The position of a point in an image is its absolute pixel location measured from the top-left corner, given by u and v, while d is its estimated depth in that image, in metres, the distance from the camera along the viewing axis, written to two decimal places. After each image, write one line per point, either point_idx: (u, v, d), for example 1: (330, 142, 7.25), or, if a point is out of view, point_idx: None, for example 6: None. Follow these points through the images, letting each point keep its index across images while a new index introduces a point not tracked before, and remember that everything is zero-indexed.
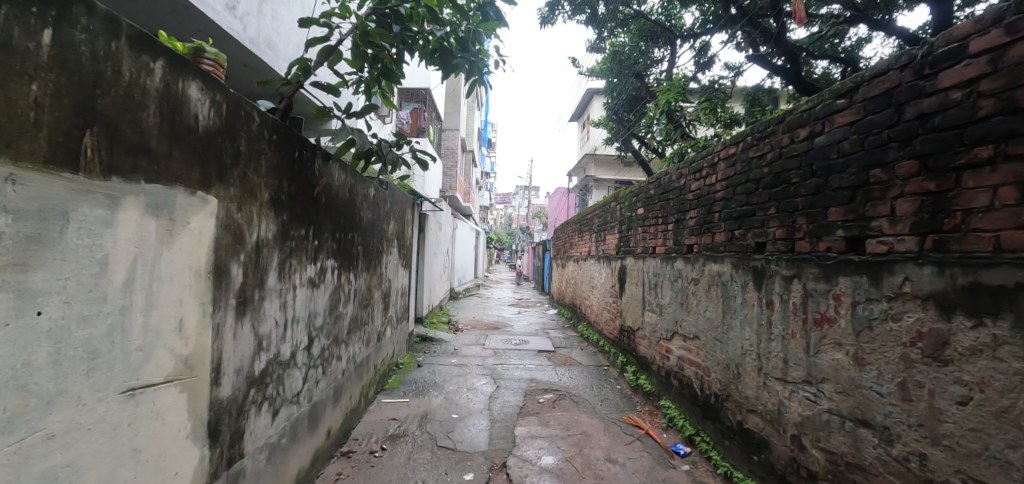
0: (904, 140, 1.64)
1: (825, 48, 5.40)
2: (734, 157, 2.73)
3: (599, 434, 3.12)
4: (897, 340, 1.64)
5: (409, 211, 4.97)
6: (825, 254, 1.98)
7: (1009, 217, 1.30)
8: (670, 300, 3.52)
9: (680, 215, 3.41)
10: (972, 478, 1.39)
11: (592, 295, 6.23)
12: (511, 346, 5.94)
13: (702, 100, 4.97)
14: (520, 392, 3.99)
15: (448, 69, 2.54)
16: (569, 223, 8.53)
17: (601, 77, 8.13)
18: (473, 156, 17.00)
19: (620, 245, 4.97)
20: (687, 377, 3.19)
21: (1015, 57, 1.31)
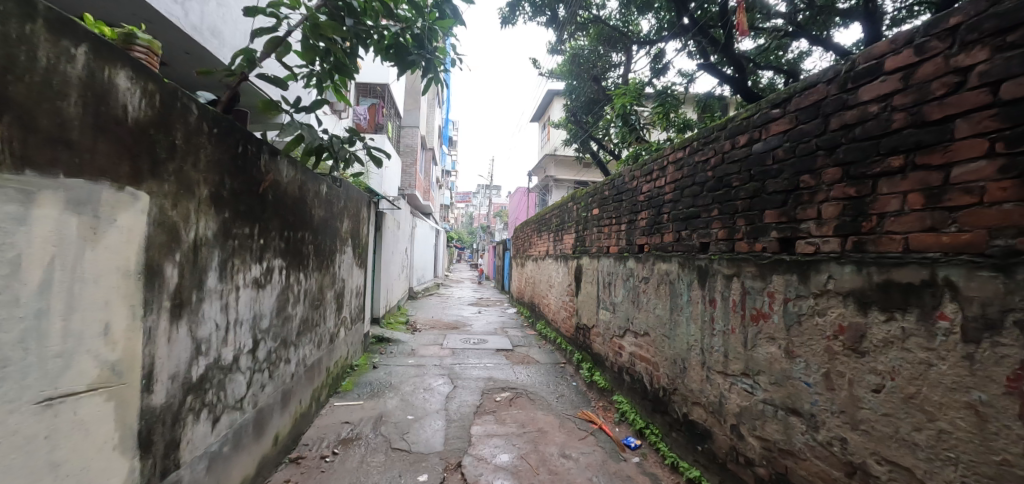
0: (830, 148, 1.77)
1: (770, 59, 5.69)
2: (682, 161, 2.84)
3: (554, 431, 3.18)
4: (822, 333, 1.77)
5: (365, 209, 4.85)
6: (761, 253, 2.10)
7: (917, 221, 1.44)
8: (622, 298, 3.63)
9: (632, 215, 3.51)
10: (885, 459, 1.52)
11: (550, 294, 6.32)
12: (469, 345, 5.92)
13: (656, 104, 5.13)
14: (477, 392, 3.99)
15: (403, 65, 2.51)
16: (528, 222, 8.60)
17: (561, 79, 8.23)
18: (433, 155, 16.75)
19: (576, 245, 5.07)
20: (637, 372, 3.30)
21: (925, 75, 1.45)
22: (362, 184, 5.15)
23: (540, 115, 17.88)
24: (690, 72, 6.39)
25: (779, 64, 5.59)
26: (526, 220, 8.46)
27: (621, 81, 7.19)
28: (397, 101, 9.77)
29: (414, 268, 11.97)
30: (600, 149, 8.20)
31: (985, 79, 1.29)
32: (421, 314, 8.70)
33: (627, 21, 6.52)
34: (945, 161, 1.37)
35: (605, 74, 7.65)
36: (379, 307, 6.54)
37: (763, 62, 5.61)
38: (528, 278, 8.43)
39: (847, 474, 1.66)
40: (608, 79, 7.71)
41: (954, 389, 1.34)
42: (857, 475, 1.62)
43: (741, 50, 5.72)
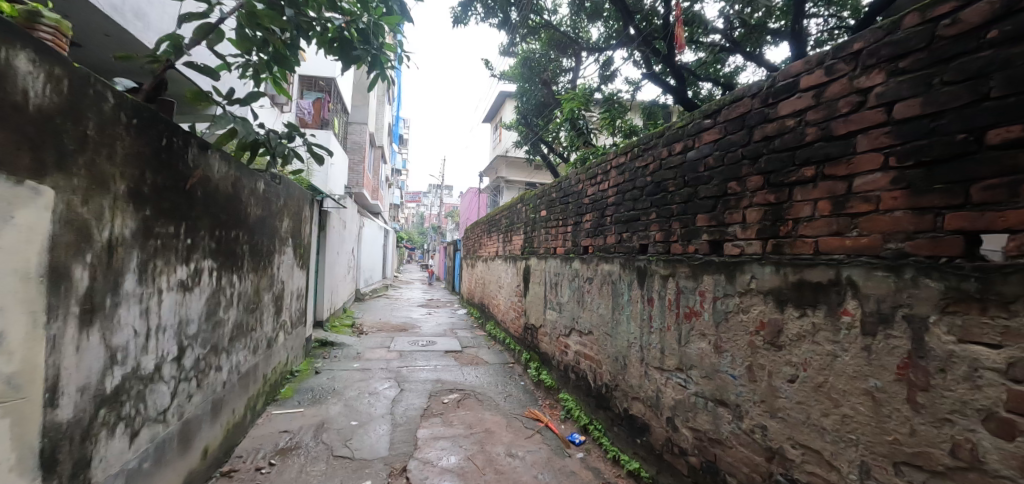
0: (754, 158, 1.91)
1: (710, 72, 6.04)
2: (623, 166, 2.95)
3: (501, 430, 3.19)
4: (746, 329, 1.92)
5: (307, 208, 4.64)
6: (694, 255, 2.24)
7: (825, 226, 1.60)
8: (568, 298, 3.72)
9: (578, 217, 3.60)
10: (799, 443, 1.67)
11: (499, 295, 6.35)
12: (417, 348, 5.83)
13: (603, 110, 5.30)
14: (424, 394, 3.93)
15: (349, 60, 2.45)
16: (478, 222, 8.59)
17: (513, 81, 8.30)
18: (382, 152, 16.26)
19: (525, 245, 5.12)
20: (582, 370, 3.39)
21: (833, 94, 1.60)
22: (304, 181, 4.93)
23: (493, 116, 17.90)
24: (636, 80, 6.67)
25: (717, 76, 5.96)
26: (477, 220, 8.44)
27: (570, 85, 7.36)
28: (344, 96, 9.42)
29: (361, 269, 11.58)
30: (551, 152, 8.35)
31: (882, 99, 1.45)
32: (368, 316, 8.44)
33: (577, 27, 6.69)
34: (848, 172, 1.54)
35: (555, 79, 7.81)
36: (323, 310, 6.28)
37: (703, 74, 5.95)
38: (479, 279, 8.42)
39: (767, 458, 1.79)
40: (559, 83, 7.87)
41: (854, 377, 1.49)
42: (775, 459, 1.76)
43: (683, 61, 6.04)
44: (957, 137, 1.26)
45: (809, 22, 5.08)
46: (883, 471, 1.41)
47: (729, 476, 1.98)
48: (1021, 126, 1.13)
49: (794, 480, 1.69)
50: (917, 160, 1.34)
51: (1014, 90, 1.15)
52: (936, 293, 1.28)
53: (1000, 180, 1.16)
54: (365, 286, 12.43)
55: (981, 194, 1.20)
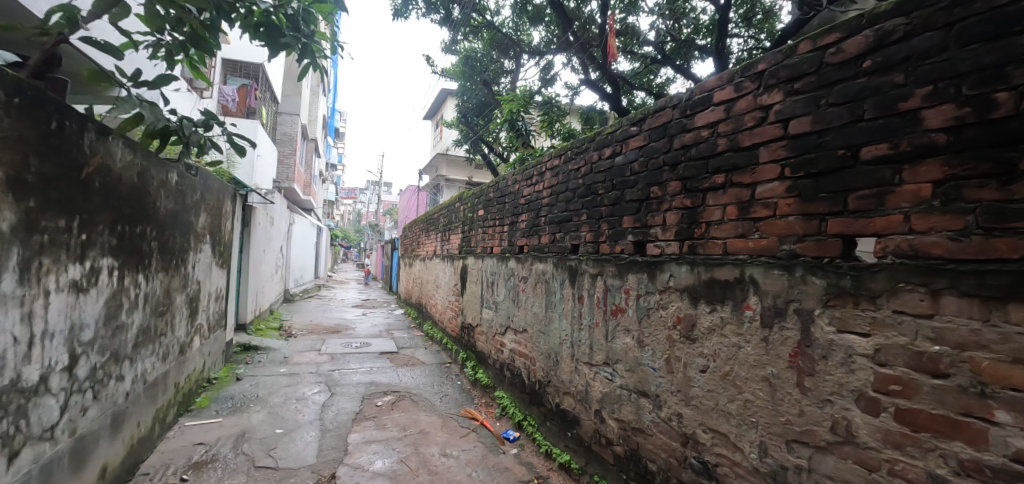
0: (673, 165, 2.05)
1: (644, 81, 6.40)
2: (557, 168, 3.04)
3: (436, 431, 3.17)
4: (665, 324, 2.05)
5: (228, 202, 4.30)
6: (620, 255, 2.36)
7: (732, 229, 1.76)
8: (504, 297, 3.76)
9: (514, 217, 3.66)
10: (709, 428, 1.82)
11: (437, 294, 6.29)
12: (350, 350, 5.62)
13: (541, 113, 5.42)
14: (357, 398, 3.80)
15: (275, 47, 2.32)
16: (417, 221, 8.44)
17: (454, 79, 8.24)
18: (315, 145, 15.42)
19: (463, 245, 5.10)
20: (517, 367, 3.45)
21: (740, 109, 1.77)
22: (224, 174, 4.57)
23: (435, 113, 17.64)
24: (575, 86, 6.90)
25: (650, 86, 6.32)
26: (416, 218, 8.27)
27: (511, 87, 7.44)
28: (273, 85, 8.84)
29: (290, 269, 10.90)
30: (491, 152, 8.38)
31: (780, 116, 1.62)
32: (297, 318, 7.99)
33: (519, 29, 6.77)
34: (752, 180, 1.70)
35: (496, 79, 7.85)
36: (247, 312, 5.85)
37: (638, 83, 6.29)
38: (416, 279, 8.28)
39: (682, 443, 1.94)
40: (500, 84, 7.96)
41: (755, 365, 1.65)
42: (689, 444, 1.90)
43: (620, 70, 6.34)
44: (838, 153, 1.44)
45: (730, 42, 5.55)
46: (778, 449, 1.57)
47: (650, 462, 2.11)
48: (888, 145, 1.31)
49: (704, 462, 1.84)
50: (807, 172, 1.52)
51: (883, 114, 1.34)
52: (821, 290, 1.46)
53: (871, 191, 1.35)
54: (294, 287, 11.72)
55: (856, 203, 1.39)
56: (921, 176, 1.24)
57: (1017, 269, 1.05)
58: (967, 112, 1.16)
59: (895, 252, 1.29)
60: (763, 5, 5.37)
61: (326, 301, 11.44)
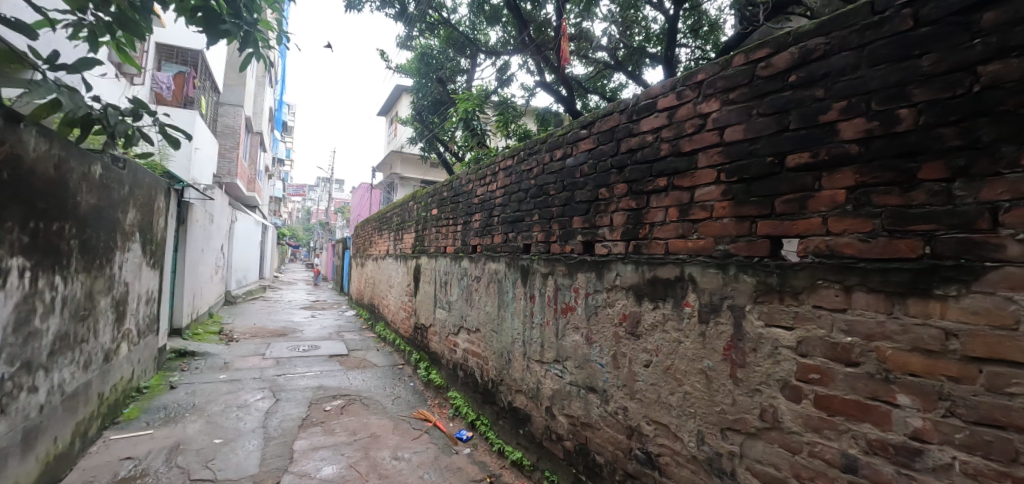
0: (620, 168, 2.13)
1: (598, 85, 6.58)
2: (510, 169, 3.06)
3: (388, 434, 3.11)
4: (611, 321, 2.13)
5: (160, 198, 4.00)
6: (569, 254, 2.41)
7: (673, 229, 1.85)
8: (457, 297, 3.75)
9: (467, 217, 3.65)
10: (652, 419, 1.90)
11: (389, 295, 6.17)
12: (297, 353, 5.40)
13: (497, 113, 5.44)
14: (304, 403, 3.65)
15: (215, 34, 2.18)
16: (369, 219, 8.22)
17: (410, 76, 8.13)
18: (259, 139, 14.62)
19: (416, 244, 5.03)
20: (469, 367, 3.45)
21: (681, 116, 1.86)
22: (157, 168, 4.24)
23: (390, 109, 17.23)
24: (531, 88, 6.99)
25: (604, 90, 6.52)
26: (368, 217, 8.07)
27: (466, 86, 7.41)
28: (213, 73, 8.30)
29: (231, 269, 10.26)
30: (446, 150, 8.31)
31: (717, 124, 1.72)
32: (240, 322, 7.56)
33: (475, 29, 6.76)
34: (691, 184, 1.79)
35: (452, 78, 7.79)
36: (182, 316, 5.46)
37: (592, 87, 6.46)
38: (368, 278, 8.07)
39: (627, 436, 2.02)
40: (455, 82, 7.90)
41: (693, 359, 1.75)
42: (634, 436, 1.99)
43: (575, 73, 6.49)
44: (767, 160, 1.55)
45: (678, 52, 5.82)
46: (714, 437, 1.67)
47: (597, 455, 2.18)
48: (810, 153, 1.43)
49: (647, 452, 1.92)
50: (740, 176, 1.62)
51: (805, 125, 1.45)
52: (751, 287, 1.56)
53: (795, 196, 1.47)
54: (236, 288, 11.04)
55: (781, 206, 1.50)
56: (837, 182, 1.36)
57: (915, 267, 1.18)
58: (876, 126, 1.28)
59: (815, 252, 1.41)
60: (708, 18, 5.68)
61: (271, 303, 10.89)
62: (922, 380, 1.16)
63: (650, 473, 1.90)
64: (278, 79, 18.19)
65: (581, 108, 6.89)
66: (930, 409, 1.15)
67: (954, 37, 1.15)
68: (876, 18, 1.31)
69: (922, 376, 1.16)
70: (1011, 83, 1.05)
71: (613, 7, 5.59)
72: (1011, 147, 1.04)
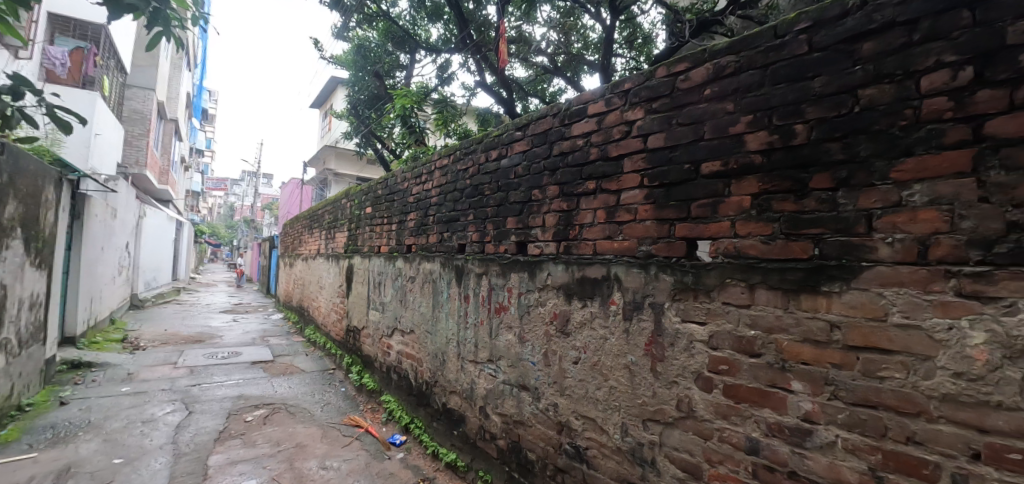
0: (553, 170, 2.18)
1: (539, 89, 6.73)
2: (446, 168, 3.03)
3: (315, 443, 2.97)
4: (543, 320, 2.18)
5: (48, 189, 3.54)
6: (503, 254, 2.44)
7: (601, 231, 1.92)
8: (390, 298, 3.66)
9: (402, 216, 3.57)
10: (580, 414, 1.97)
11: (320, 296, 5.88)
12: (214, 361, 5.01)
13: (436, 111, 5.38)
14: (221, 415, 3.39)
15: (118, 9, 1.97)
16: (299, 217, 7.80)
17: (345, 68, 7.85)
18: (173, 126, 13.39)
19: (348, 244, 4.86)
20: (404, 370, 3.38)
21: (610, 122, 1.94)
22: (44, 155, 3.83)
23: (324, 101, 16.51)
24: (471, 87, 6.99)
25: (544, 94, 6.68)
26: (298, 214, 7.65)
27: (404, 82, 7.22)
28: (117, 52, 7.47)
29: (138, 270, 9.24)
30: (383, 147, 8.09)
31: (641, 131, 1.81)
32: (149, 328, 6.86)
33: (416, 24, 6.66)
34: (618, 187, 1.88)
35: (390, 72, 7.59)
36: (76, 322, 4.85)
37: (532, 90, 6.60)
38: (297, 279, 7.66)
39: (558, 431, 2.07)
40: (394, 78, 7.76)
41: (618, 354, 1.83)
42: (564, 431, 2.04)
43: (516, 76, 6.58)
44: (685, 167, 1.65)
45: (613, 60, 6.08)
46: (636, 428, 1.76)
47: (529, 452, 2.22)
48: (721, 162, 1.55)
49: (576, 446, 1.99)
50: (661, 182, 1.72)
51: (718, 136, 1.57)
52: (670, 285, 1.66)
53: (708, 201, 1.58)
54: (143, 291, 9.95)
55: (696, 210, 1.61)
56: (743, 189, 1.48)
57: (806, 266, 1.31)
58: (776, 139, 1.41)
59: (724, 253, 1.52)
60: (642, 31, 5.97)
61: (186, 308, 9.96)
62: (812, 368, 1.30)
63: (578, 466, 1.97)
64: (199, 63, 16.71)
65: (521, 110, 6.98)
66: (818, 393, 1.28)
67: (840, 62, 1.29)
68: (778, 41, 1.44)
69: (812, 364, 1.30)
70: (883, 106, 1.20)
71: (554, 14, 5.74)
72: (883, 162, 1.19)
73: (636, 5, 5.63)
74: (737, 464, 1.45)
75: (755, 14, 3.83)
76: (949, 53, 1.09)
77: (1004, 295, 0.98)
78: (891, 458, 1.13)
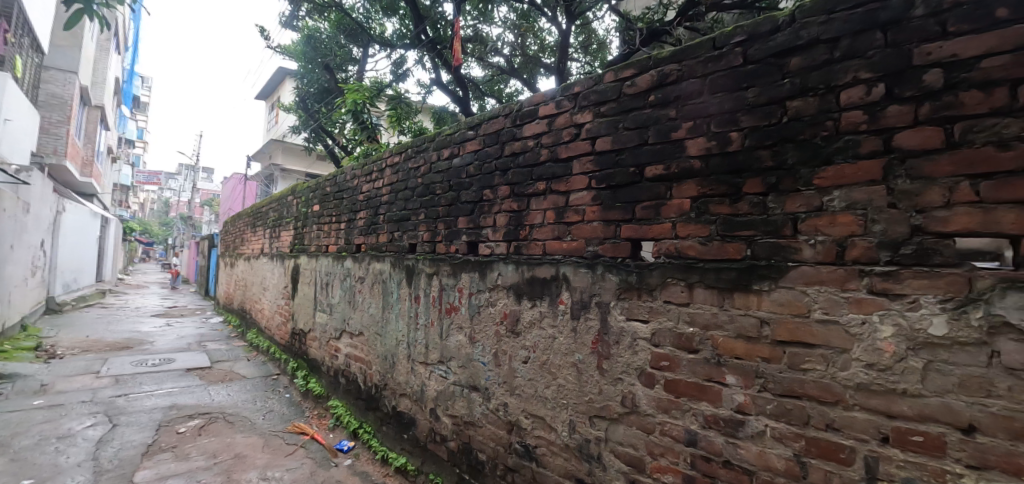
0: (504, 170, 2.19)
1: (495, 89, 6.74)
2: (397, 166, 2.97)
3: (255, 453, 2.83)
4: (493, 320, 2.18)
5: None
6: (454, 254, 2.42)
7: (551, 231, 1.95)
8: (339, 299, 3.55)
9: (351, 215, 3.47)
10: (530, 413, 1.99)
11: (264, 297, 5.61)
12: (143, 369, 4.67)
13: (389, 108, 5.27)
14: (150, 427, 3.16)
15: None
16: (242, 214, 7.40)
17: (294, 58, 7.54)
18: (98, 114, 12.34)
19: (294, 243, 4.66)
20: (352, 373, 3.29)
21: (560, 124, 1.97)
22: None
23: (271, 93, 15.80)
24: (427, 84, 6.90)
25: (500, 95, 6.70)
26: (241, 212, 7.26)
27: (357, 77, 7.02)
28: (31, 30, 6.78)
29: (55, 270, 8.41)
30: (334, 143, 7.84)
31: (590, 134, 1.85)
32: (68, 335, 6.27)
33: (370, 17, 6.51)
34: (567, 188, 1.91)
35: (342, 66, 7.37)
36: None
37: (489, 90, 6.60)
38: (239, 280, 7.27)
39: (508, 431, 2.08)
40: (346, 72, 7.53)
41: (566, 353, 1.86)
42: (514, 430, 2.05)
43: (473, 75, 6.57)
44: (630, 170, 1.70)
45: (569, 64, 6.19)
46: (583, 425, 1.79)
47: (479, 452, 2.21)
48: (663, 166, 1.60)
49: (525, 445, 2.00)
50: (607, 184, 1.76)
51: (661, 141, 1.62)
52: (615, 285, 1.71)
53: (651, 203, 1.63)
54: (61, 294, 9.05)
55: (640, 212, 1.66)
56: (683, 193, 1.55)
57: (739, 266, 1.39)
58: (714, 145, 1.48)
59: (665, 253, 1.58)
60: (596, 37, 6.11)
61: (112, 312, 9.18)
62: (745, 362, 1.37)
63: (528, 464, 1.98)
64: (131, 47, 15.51)
65: (477, 110, 6.96)
66: (749, 386, 1.35)
67: (771, 75, 1.37)
68: (716, 52, 1.51)
69: (744, 358, 1.37)
70: (808, 117, 1.28)
71: (510, 15, 5.79)
72: (807, 169, 1.27)
73: (591, 12, 5.77)
74: (677, 455, 1.51)
75: (699, 26, 4.03)
76: (865, 71, 1.19)
77: (908, 292, 1.08)
78: (813, 444, 1.22)
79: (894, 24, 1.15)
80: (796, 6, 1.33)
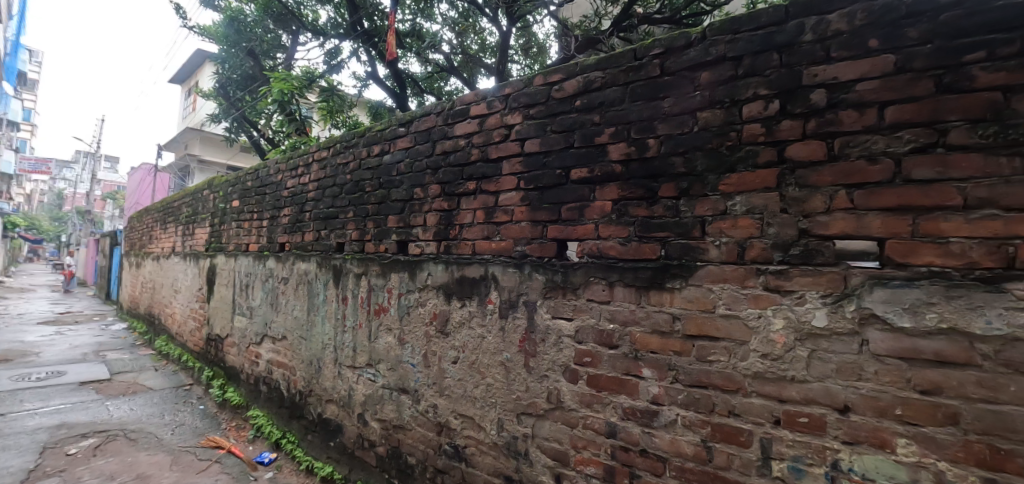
0: (435, 169, 2.17)
1: (434, 87, 6.68)
2: (325, 161, 2.86)
3: (161, 471, 2.61)
4: (423, 321, 2.16)
5: None
6: (384, 254, 2.37)
7: (481, 231, 1.97)
8: (260, 302, 3.36)
9: (275, 212, 3.29)
10: (459, 413, 1.99)
11: (175, 301, 5.16)
12: (25, 385, 4.13)
13: (320, 100, 5.07)
14: (32, 450, 2.81)
15: None
16: (152, 209, 6.75)
17: (214, 41, 7.02)
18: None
19: (211, 241, 4.34)
20: (274, 380, 3.12)
21: (490, 125, 1.99)
22: None
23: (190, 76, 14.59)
24: (362, 77, 6.69)
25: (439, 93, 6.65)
26: (150, 206, 6.64)
27: (286, 65, 6.67)
28: None
29: None
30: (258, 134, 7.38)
31: (519, 135, 1.89)
32: None
33: (302, 3, 6.20)
34: (496, 189, 1.93)
35: (270, 53, 6.97)
36: None
37: (428, 87, 6.53)
38: (147, 283, 6.63)
39: (437, 433, 2.07)
40: (273, 59, 7.12)
41: (494, 352, 1.88)
42: (443, 432, 2.05)
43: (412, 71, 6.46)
44: (557, 172, 1.76)
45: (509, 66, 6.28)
46: (511, 422, 1.82)
47: (408, 456, 2.18)
48: (588, 170, 1.67)
49: (454, 445, 2.01)
50: (535, 185, 1.81)
51: (586, 145, 1.69)
52: (542, 284, 1.76)
53: (575, 205, 1.70)
54: None
55: (566, 213, 1.72)
56: (606, 195, 1.62)
57: (654, 265, 1.48)
58: (634, 150, 1.56)
59: (588, 253, 1.65)
60: (536, 41, 6.25)
61: None
62: (659, 356, 1.46)
63: (456, 465, 1.99)
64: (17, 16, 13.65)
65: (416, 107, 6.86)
66: (663, 378, 1.44)
67: (684, 87, 1.47)
68: (636, 63, 1.60)
69: (658, 352, 1.46)
70: (715, 128, 1.39)
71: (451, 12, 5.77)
72: (714, 176, 1.38)
73: (532, 17, 5.90)
74: (598, 447, 1.58)
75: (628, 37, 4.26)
76: (763, 88, 1.31)
77: (795, 288, 1.20)
78: (717, 430, 1.32)
79: (787, 47, 1.27)
80: (707, 24, 1.44)
